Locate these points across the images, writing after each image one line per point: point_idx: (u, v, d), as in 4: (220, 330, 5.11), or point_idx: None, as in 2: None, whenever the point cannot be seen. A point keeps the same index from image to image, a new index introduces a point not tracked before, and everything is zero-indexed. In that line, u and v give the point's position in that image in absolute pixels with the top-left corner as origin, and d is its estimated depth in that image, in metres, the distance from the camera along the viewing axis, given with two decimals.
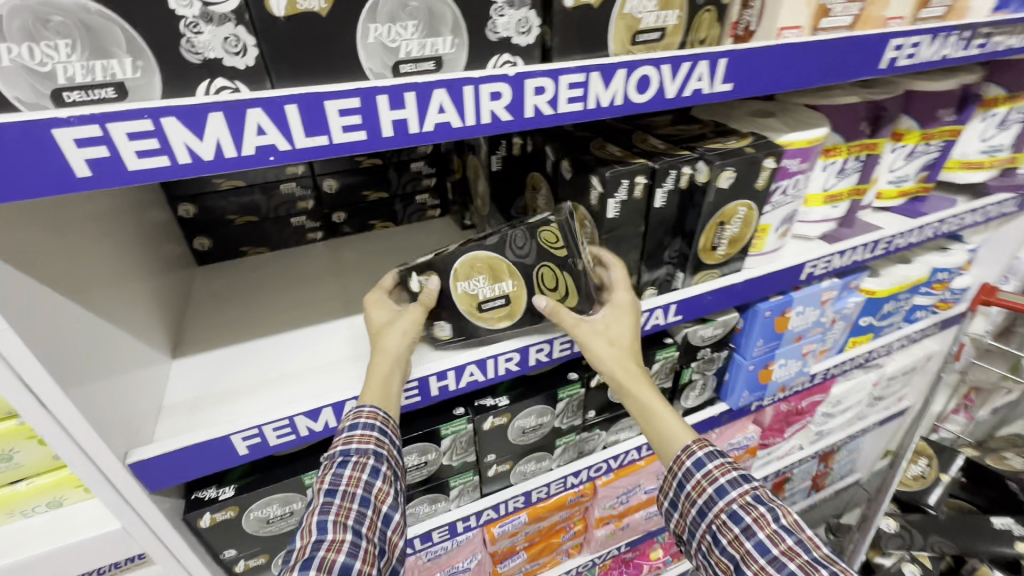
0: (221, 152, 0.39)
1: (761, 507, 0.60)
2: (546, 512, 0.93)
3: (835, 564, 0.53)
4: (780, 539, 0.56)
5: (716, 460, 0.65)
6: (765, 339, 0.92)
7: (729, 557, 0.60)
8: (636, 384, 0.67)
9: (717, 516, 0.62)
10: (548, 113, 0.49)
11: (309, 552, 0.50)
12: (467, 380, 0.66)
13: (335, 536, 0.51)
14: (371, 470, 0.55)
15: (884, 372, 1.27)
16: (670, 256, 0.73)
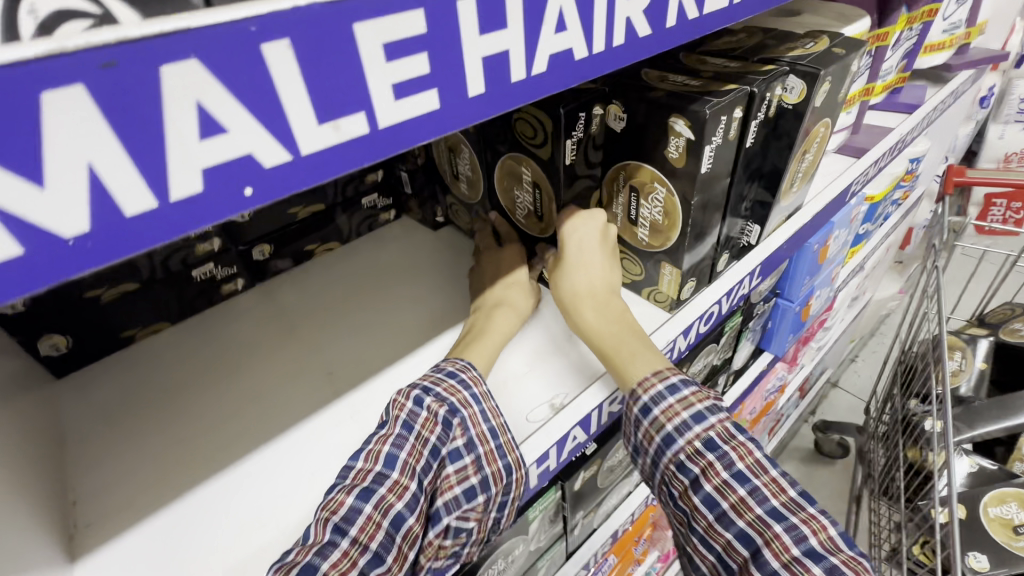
0: (112, 201, 0.16)
1: (712, 454, 0.44)
2: (628, 537, 0.78)
3: (798, 513, 0.41)
4: (731, 491, 0.43)
5: (663, 403, 0.47)
6: (809, 276, 0.82)
7: (680, 510, 0.47)
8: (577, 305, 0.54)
9: (666, 468, 0.47)
10: (691, 17, 0.29)
11: (369, 483, 0.39)
12: (569, 447, 0.49)
13: (399, 479, 0.39)
14: (445, 418, 0.43)
15: (865, 273, 1.28)
16: (746, 207, 0.58)
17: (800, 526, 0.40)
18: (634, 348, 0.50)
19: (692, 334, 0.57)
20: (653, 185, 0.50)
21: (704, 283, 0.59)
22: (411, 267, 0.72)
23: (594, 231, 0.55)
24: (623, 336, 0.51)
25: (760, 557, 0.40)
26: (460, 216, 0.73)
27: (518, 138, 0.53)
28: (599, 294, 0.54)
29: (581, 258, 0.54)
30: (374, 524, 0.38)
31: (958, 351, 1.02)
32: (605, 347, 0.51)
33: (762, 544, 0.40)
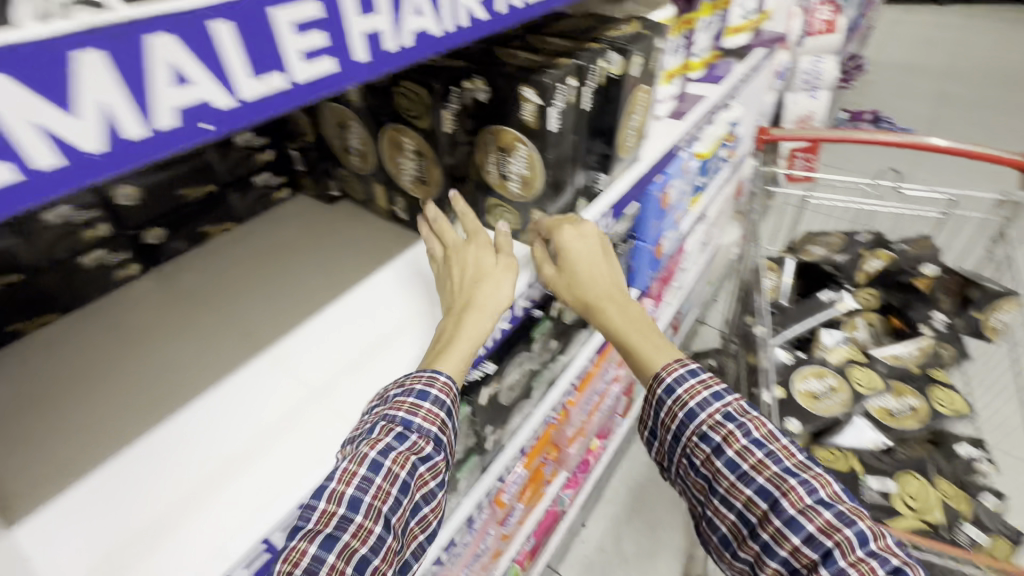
0: (118, 133, 0.23)
1: (730, 425, 0.66)
2: (535, 455, 0.91)
3: (806, 472, 0.62)
4: (750, 454, 0.64)
5: (684, 385, 0.69)
6: (657, 219, 1.00)
7: (704, 477, 0.68)
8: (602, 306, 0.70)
9: (690, 442, 0.69)
10: (512, 7, 0.41)
11: (331, 529, 0.45)
12: (468, 358, 0.60)
13: (363, 522, 0.46)
14: (413, 459, 0.50)
15: (709, 220, 1.53)
16: (593, 159, 0.72)
17: (810, 481, 0.61)
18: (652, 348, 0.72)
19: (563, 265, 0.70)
20: (514, 146, 0.62)
21: (567, 221, 0.72)
22: (312, 239, 0.77)
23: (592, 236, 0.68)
24: (640, 332, 0.71)
25: (776, 505, 0.61)
26: (354, 188, 0.80)
27: (399, 111, 0.62)
28: (611, 295, 0.72)
29: (598, 275, 0.70)
30: (337, 572, 0.43)
31: (773, 272, 1.27)
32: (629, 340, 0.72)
33: (779, 493, 0.61)
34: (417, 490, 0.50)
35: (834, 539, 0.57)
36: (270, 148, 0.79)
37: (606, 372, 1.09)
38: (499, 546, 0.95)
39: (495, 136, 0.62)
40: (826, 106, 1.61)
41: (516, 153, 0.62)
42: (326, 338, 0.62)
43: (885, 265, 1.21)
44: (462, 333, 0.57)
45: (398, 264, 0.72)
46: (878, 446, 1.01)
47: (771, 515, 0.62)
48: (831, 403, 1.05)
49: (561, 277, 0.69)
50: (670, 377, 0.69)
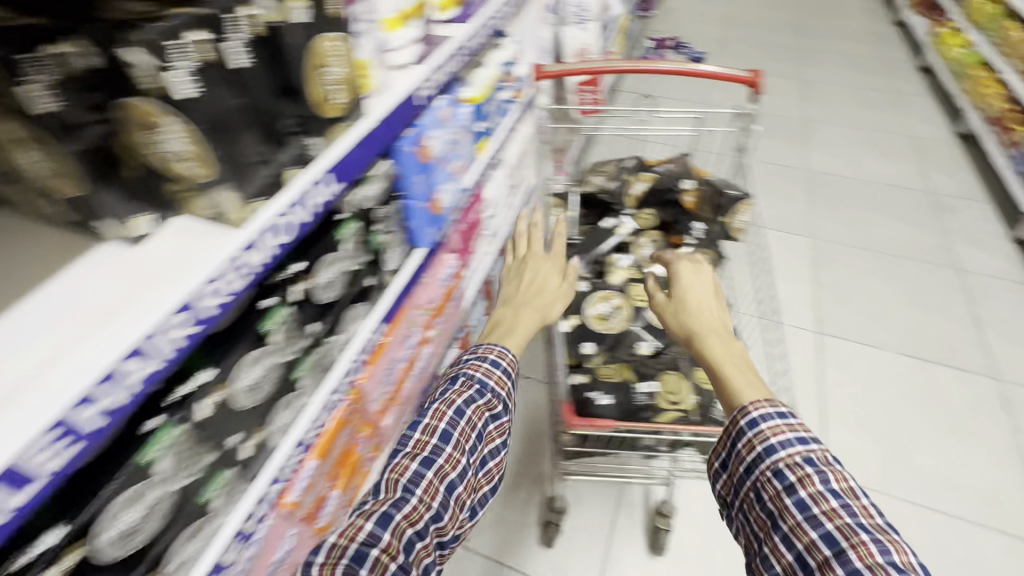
0: None
1: (806, 468, 0.77)
2: (331, 442, 0.87)
3: (881, 535, 0.69)
4: (823, 501, 0.73)
5: (770, 423, 0.83)
6: (420, 173, 0.96)
7: (769, 514, 0.78)
8: (714, 339, 0.99)
9: (763, 474, 0.80)
10: None
11: (427, 453, 0.87)
12: (130, 381, 0.52)
13: (448, 458, 0.88)
14: (484, 417, 0.96)
15: (509, 164, 1.55)
16: (288, 124, 0.64)
17: (880, 544, 0.68)
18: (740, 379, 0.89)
19: (266, 246, 0.61)
20: (170, 118, 0.51)
21: (269, 196, 0.63)
22: None
23: (701, 279, 1.06)
24: (743, 371, 0.95)
25: (841, 554, 0.68)
26: None
27: None
28: (714, 332, 1.01)
29: (691, 298, 1.05)
30: (433, 487, 0.85)
31: (557, 208, 1.34)
32: (720, 367, 0.95)
33: (845, 543, 0.69)
34: (477, 445, 0.93)
35: None
36: None
37: (409, 339, 1.08)
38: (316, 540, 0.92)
39: (144, 107, 0.49)
40: (598, 37, 1.67)
41: (173, 125, 0.51)
42: None
43: (649, 187, 1.34)
44: (516, 328, 1.09)
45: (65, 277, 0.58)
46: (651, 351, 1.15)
47: (833, 561, 0.68)
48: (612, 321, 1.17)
49: (671, 303, 1.06)
50: (756, 412, 0.83)
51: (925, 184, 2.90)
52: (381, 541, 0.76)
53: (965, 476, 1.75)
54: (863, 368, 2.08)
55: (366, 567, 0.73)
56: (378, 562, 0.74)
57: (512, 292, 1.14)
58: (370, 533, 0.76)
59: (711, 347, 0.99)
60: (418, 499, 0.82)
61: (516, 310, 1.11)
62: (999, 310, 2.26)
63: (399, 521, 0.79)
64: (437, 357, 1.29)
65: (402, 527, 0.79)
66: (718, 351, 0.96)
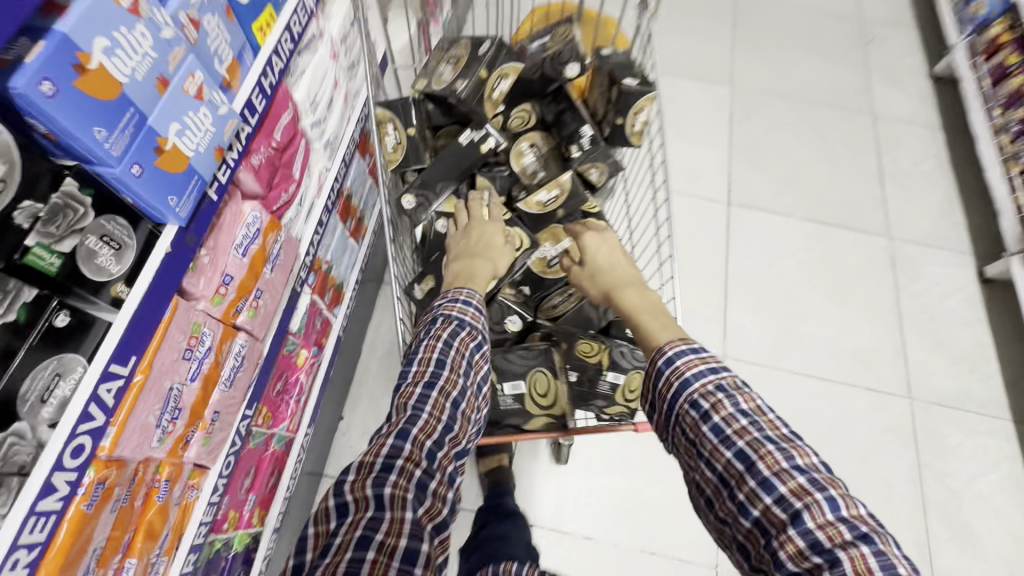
0: None
1: (719, 394, 0.73)
2: (77, 543, 0.62)
3: (785, 442, 0.69)
4: (734, 422, 0.70)
5: (682, 357, 0.76)
6: (101, 123, 0.55)
7: (691, 442, 0.74)
8: (624, 290, 0.88)
9: (682, 407, 0.75)
10: None
11: (427, 380, 0.78)
12: None
13: (449, 378, 0.79)
14: (472, 343, 0.83)
15: (331, 39, 1.07)
16: None
17: (785, 450, 0.68)
18: (655, 327, 0.82)
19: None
20: None
21: None
22: None
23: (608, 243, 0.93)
24: (659, 317, 0.85)
25: (753, 468, 0.68)
26: None
27: None
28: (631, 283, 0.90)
29: (604, 260, 0.92)
30: (439, 405, 0.77)
31: (391, 122, 0.93)
32: (638, 318, 0.85)
33: (757, 457, 0.68)
34: (477, 362, 0.84)
35: (803, 502, 0.64)
36: None
37: (197, 352, 0.78)
38: None
39: None
40: None
41: None
42: None
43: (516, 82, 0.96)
44: (478, 275, 0.87)
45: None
46: (522, 326, 0.95)
47: (747, 476, 0.68)
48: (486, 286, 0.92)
49: (586, 270, 0.93)
50: (671, 351, 0.78)
51: (856, 9, 2.57)
52: (403, 451, 0.71)
53: (847, 340, 1.84)
54: (768, 239, 2.01)
55: (390, 482, 0.68)
56: (404, 471, 0.70)
57: (462, 251, 0.91)
58: (392, 447, 0.71)
59: (627, 297, 0.87)
60: (429, 413, 0.76)
61: (471, 258, 0.89)
62: (903, 161, 2.20)
63: (417, 435, 0.74)
64: (269, 335, 1.01)
65: (421, 439, 0.74)
66: (639, 304, 0.86)
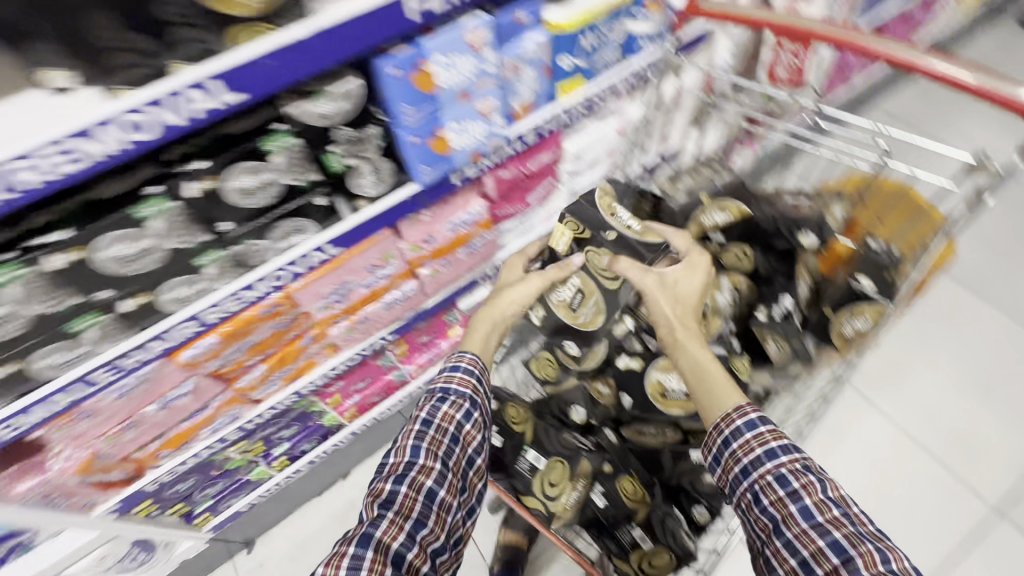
0: None
1: (809, 475, 0.67)
2: (243, 329, 0.93)
3: (883, 542, 0.61)
4: (826, 509, 0.64)
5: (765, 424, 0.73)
6: (412, 103, 0.81)
7: (770, 518, 0.67)
8: (681, 343, 0.85)
9: (762, 477, 0.70)
10: None
11: (402, 469, 0.76)
12: None
13: (425, 463, 0.77)
14: (459, 415, 0.83)
15: (626, 119, 1.23)
16: (175, 13, 0.57)
17: (886, 553, 0.59)
18: (729, 387, 0.79)
19: (107, 140, 0.59)
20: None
21: (138, 86, 0.59)
22: None
23: (699, 268, 0.88)
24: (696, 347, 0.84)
25: (848, 564, 0.60)
26: None
27: None
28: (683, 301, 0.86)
29: (684, 285, 0.87)
30: (411, 497, 0.73)
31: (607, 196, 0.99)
32: (711, 374, 0.80)
33: (854, 554, 0.60)
34: (465, 436, 0.82)
35: None
36: None
37: (378, 271, 1.04)
38: (233, 395, 1.05)
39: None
40: None
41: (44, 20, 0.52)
42: None
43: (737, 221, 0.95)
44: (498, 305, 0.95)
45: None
46: (583, 420, 1.01)
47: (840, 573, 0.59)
48: (584, 318, 0.97)
49: (659, 289, 0.86)
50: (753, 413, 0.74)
51: None
52: (364, 560, 0.65)
53: None
54: None
55: None
56: None
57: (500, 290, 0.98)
58: (352, 557, 0.66)
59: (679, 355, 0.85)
60: (396, 512, 0.71)
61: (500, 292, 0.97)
62: None
63: (381, 538, 0.68)
64: (436, 295, 1.23)
65: (386, 542, 0.68)
66: (708, 358, 0.82)
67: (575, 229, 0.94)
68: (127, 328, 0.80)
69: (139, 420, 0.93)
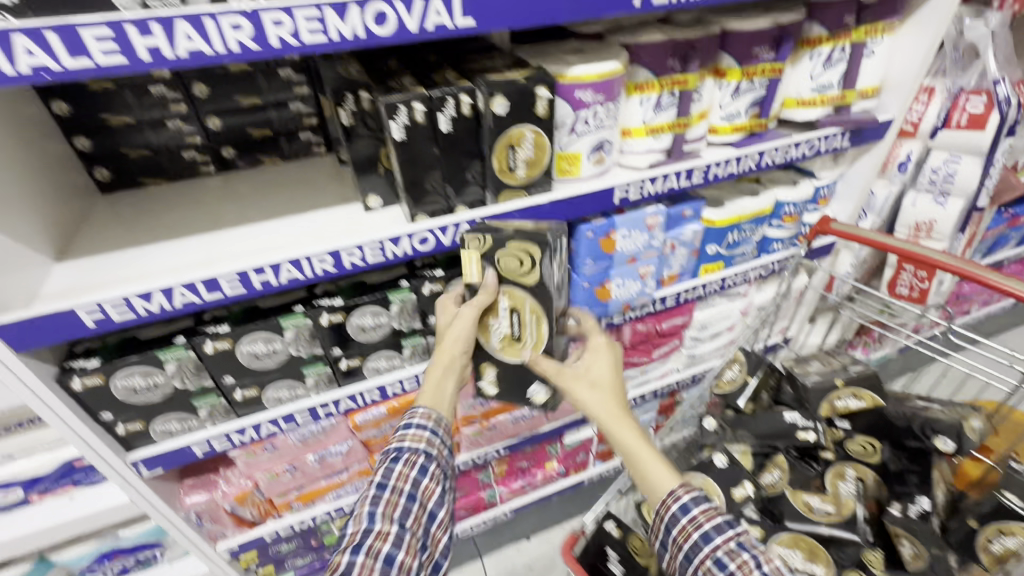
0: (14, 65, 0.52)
1: (745, 553, 0.69)
2: (407, 408, 1.09)
3: None
4: None
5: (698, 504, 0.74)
6: (594, 258, 1.04)
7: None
8: (620, 423, 0.82)
9: (704, 562, 0.71)
10: (295, 45, 0.61)
11: (359, 539, 0.71)
12: (287, 276, 0.80)
13: (381, 528, 0.72)
14: (416, 466, 0.80)
15: (750, 301, 1.39)
16: (473, 177, 0.85)
17: None
18: (658, 468, 0.77)
19: (404, 246, 0.84)
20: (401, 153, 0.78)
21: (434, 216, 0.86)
22: (308, 185, 1.10)
23: (602, 350, 0.92)
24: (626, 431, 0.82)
25: None
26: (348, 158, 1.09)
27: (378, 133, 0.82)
28: (605, 393, 0.86)
29: (597, 370, 0.90)
30: (366, 567, 0.68)
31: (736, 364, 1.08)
32: (639, 460, 0.79)
33: None
34: (422, 490, 0.79)
35: None
36: (318, 119, 1.15)
37: None
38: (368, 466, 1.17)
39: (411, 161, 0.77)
40: (960, 219, 1.21)
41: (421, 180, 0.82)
42: (245, 235, 0.91)
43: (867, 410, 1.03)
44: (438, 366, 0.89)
45: (317, 215, 0.98)
46: None
47: None
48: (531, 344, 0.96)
49: (572, 375, 0.90)
50: (684, 493, 0.76)
51: None
52: None
53: None
54: None
55: None
56: None
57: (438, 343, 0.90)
58: None
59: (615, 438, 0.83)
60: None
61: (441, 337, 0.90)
62: None
63: None
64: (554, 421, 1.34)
65: None
66: (638, 439, 0.80)
67: (479, 250, 0.85)
68: (334, 382, 0.99)
69: (299, 465, 1.07)
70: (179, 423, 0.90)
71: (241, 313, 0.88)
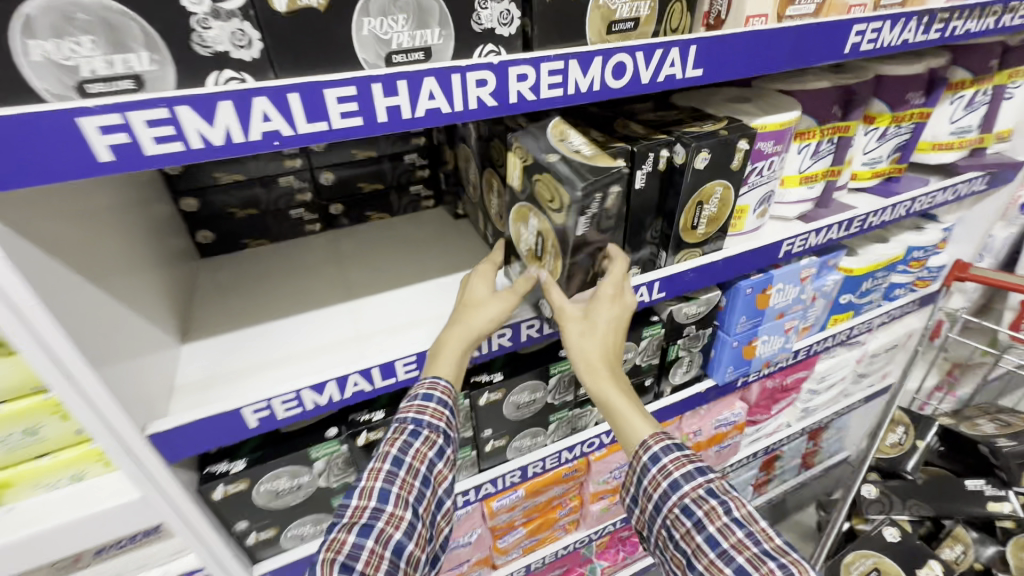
0: (247, 132, 0.43)
1: (714, 500, 0.62)
2: (542, 487, 0.97)
3: (783, 556, 0.57)
4: (731, 532, 0.59)
5: (671, 454, 0.67)
6: (748, 315, 0.96)
7: (682, 552, 0.63)
8: (600, 380, 0.70)
9: (671, 511, 0.64)
10: (531, 99, 0.53)
11: (366, 520, 0.60)
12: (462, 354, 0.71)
13: (394, 512, 0.61)
14: (431, 452, 0.66)
15: (866, 349, 1.32)
16: (652, 236, 0.77)
17: (788, 566, 0.56)
18: (635, 418, 0.68)
19: None
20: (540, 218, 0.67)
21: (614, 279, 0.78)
22: (427, 241, 1.01)
23: (615, 302, 0.71)
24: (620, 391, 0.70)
25: None
26: (471, 212, 1.00)
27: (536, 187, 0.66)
28: (604, 343, 0.70)
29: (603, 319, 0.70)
30: (377, 556, 0.58)
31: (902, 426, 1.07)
32: (615, 413, 0.70)
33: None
34: (438, 474, 0.67)
35: None
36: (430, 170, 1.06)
37: None
38: (488, 553, 1.04)
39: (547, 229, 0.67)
40: None
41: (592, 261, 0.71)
42: (389, 307, 0.81)
43: None
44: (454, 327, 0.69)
45: (455, 279, 0.88)
46: None
47: None
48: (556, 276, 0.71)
49: (580, 319, 0.70)
50: (657, 446, 0.67)
51: None
52: None
53: None
54: None
55: None
56: None
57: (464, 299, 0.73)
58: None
59: (597, 389, 0.70)
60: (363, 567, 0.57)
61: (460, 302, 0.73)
62: None
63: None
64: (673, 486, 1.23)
65: None
66: (620, 397, 0.69)
67: (522, 158, 0.67)
68: (476, 465, 0.88)
69: None
70: (313, 527, 0.78)
71: (391, 397, 0.77)
